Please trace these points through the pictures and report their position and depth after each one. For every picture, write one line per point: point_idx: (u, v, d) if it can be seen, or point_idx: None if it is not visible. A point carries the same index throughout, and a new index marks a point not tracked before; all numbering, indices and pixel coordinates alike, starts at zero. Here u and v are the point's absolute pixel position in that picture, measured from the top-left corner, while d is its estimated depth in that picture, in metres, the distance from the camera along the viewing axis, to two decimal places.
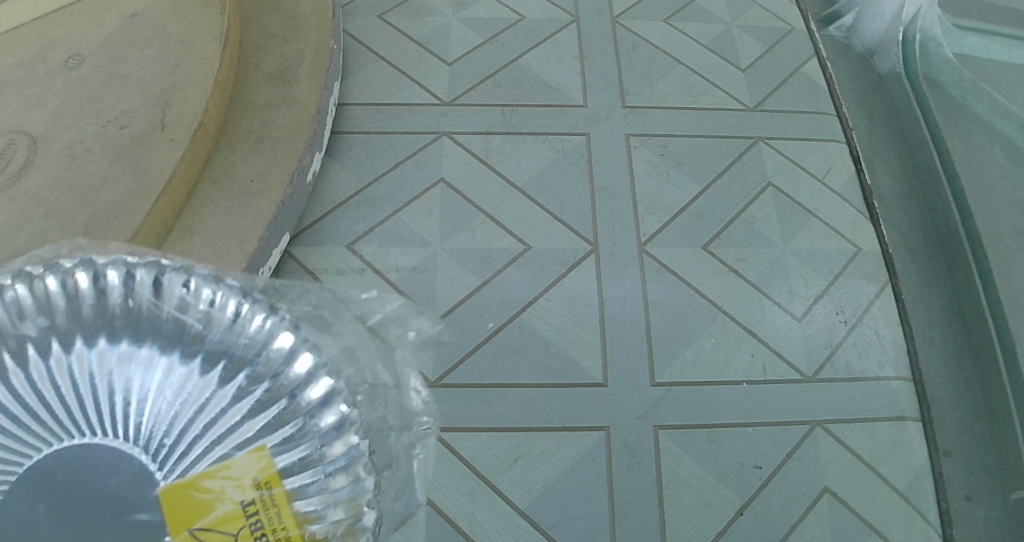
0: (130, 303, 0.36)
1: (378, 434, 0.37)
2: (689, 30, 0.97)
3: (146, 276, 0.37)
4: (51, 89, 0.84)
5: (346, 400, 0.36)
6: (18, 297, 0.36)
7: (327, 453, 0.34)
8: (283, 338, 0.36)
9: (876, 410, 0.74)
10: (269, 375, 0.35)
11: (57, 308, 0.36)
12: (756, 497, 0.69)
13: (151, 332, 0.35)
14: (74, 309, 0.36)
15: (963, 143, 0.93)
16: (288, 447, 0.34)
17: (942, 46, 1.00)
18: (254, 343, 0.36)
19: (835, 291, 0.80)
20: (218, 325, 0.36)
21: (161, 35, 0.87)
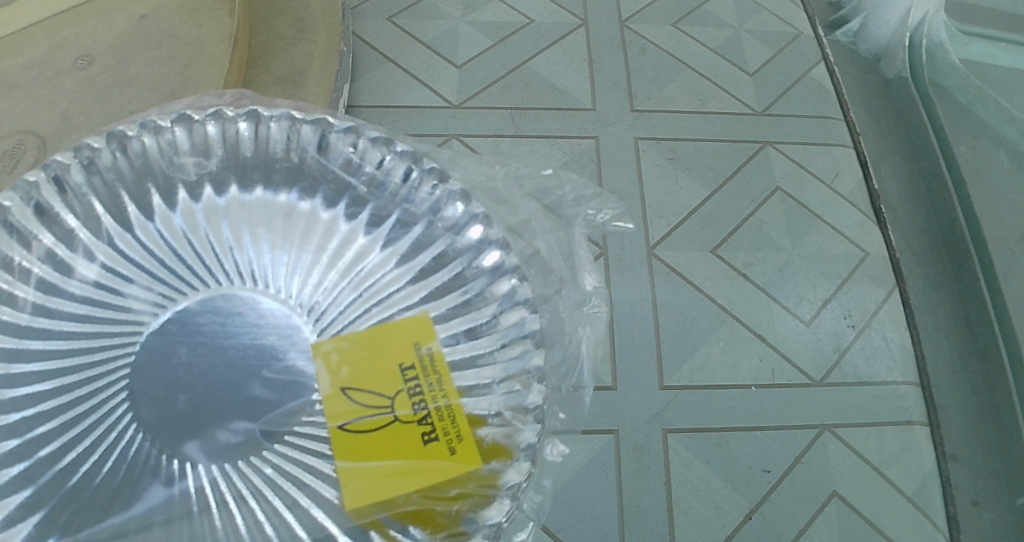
0: (297, 156, 0.46)
1: (550, 308, 0.45)
2: (697, 35, 0.97)
3: (319, 134, 0.47)
4: (60, 89, 0.84)
5: (514, 273, 0.44)
6: (209, 133, 0.46)
7: (501, 319, 0.42)
8: (456, 211, 0.45)
9: (884, 414, 0.74)
10: (441, 240, 0.45)
11: (220, 155, 0.46)
12: (765, 501, 0.69)
13: (325, 188, 0.46)
14: (251, 153, 0.46)
15: (969, 149, 0.94)
16: (457, 311, 0.43)
17: (948, 52, 1.00)
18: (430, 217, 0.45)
19: (843, 296, 0.80)
20: (388, 186, 0.46)
21: (171, 37, 0.88)
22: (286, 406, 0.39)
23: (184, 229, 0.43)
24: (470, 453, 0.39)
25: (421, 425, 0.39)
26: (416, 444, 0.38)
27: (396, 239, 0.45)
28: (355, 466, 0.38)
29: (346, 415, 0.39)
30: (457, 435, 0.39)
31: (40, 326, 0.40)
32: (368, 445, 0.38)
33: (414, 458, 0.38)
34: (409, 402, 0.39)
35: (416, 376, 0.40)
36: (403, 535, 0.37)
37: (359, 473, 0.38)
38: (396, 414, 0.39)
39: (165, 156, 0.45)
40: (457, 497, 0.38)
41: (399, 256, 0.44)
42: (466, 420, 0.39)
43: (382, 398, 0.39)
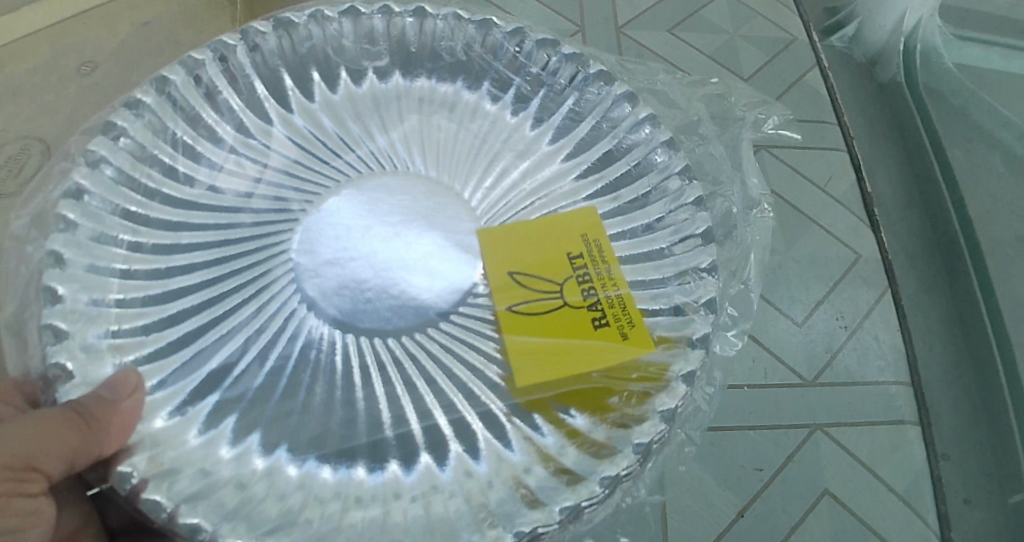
0: (471, 49, 0.77)
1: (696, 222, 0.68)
2: (693, 41, 0.98)
3: (495, 40, 0.76)
4: (65, 95, 0.86)
5: (692, 192, 0.69)
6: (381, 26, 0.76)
7: (675, 214, 0.69)
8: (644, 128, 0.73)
9: (875, 413, 0.75)
10: (611, 143, 0.74)
11: (389, 46, 0.77)
12: (756, 499, 0.70)
13: (500, 79, 0.77)
14: (419, 47, 0.77)
15: (964, 151, 0.95)
16: (630, 204, 0.71)
17: (943, 56, 1.01)
18: (620, 138, 0.73)
19: (835, 297, 0.81)
20: (552, 78, 0.76)
21: (173, 44, 0.92)
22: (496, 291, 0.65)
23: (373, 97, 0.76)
24: (636, 342, 0.61)
25: (592, 315, 0.62)
26: (584, 328, 0.61)
27: (569, 130, 0.75)
28: (533, 343, 0.61)
29: (541, 299, 0.63)
30: (623, 326, 0.62)
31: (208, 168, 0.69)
32: (543, 322, 0.62)
33: (581, 338, 0.61)
34: (585, 293, 0.63)
35: (586, 252, 0.66)
36: (568, 416, 0.59)
37: (543, 353, 0.61)
38: (576, 299, 0.63)
39: (330, 41, 0.75)
40: (634, 378, 0.60)
41: (572, 145, 0.74)
42: (633, 315, 0.62)
43: (562, 291, 0.63)
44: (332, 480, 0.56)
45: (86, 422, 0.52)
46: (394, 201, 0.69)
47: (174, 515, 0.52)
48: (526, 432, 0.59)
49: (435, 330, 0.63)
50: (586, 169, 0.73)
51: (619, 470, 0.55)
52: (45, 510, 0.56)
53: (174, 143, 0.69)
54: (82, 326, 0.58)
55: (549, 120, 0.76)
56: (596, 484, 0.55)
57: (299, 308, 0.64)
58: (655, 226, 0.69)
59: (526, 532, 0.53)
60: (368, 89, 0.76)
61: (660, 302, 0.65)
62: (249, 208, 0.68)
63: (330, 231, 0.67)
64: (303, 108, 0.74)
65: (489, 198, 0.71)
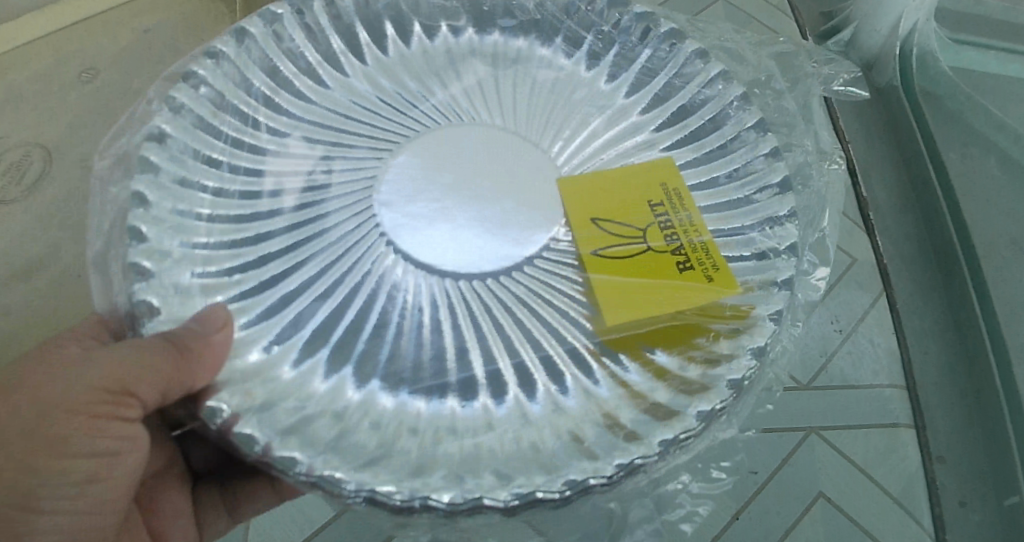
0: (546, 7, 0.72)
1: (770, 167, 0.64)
2: None
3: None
4: (65, 101, 0.88)
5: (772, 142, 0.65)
6: None
7: (751, 165, 0.65)
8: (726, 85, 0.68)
9: (868, 417, 0.76)
10: (691, 92, 0.69)
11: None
12: (751, 502, 0.71)
13: (569, 34, 0.72)
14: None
15: (960, 156, 0.95)
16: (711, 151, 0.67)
17: (939, 60, 1.00)
18: (698, 86, 0.69)
19: (830, 301, 0.82)
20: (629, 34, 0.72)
21: (173, 50, 0.93)
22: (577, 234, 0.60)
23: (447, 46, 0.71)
24: (727, 281, 0.57)
25: (678, 258, 0.58)
26: (669, 271, 0.58)
27: (648, 82, 0.70)
28: (613, 282, 0.57)
29: (626, 239, 0.59)
30: (711, 269, 0.58)
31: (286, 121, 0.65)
32: (628, 264, 0.58)
33: (672, 279, 0.57)
34: (673, 234, 0.60)
35: (666, 197, 0.62)
36: (654, 354, 0.56)
37: (629, 293, 0.57)
38: (663, 241, 0.59)
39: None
40: (725, 316, 0.56)
41: (651, 97, 0.70)
42: (720, 262, 0.59)
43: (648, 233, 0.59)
44: (424, 413, 0.53)
45: (178, 351, 0.48)
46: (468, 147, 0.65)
47: (267, 450, 0.48)
48: (607, 374, 0.55)
49: (517, 275, 0.59)
50: (663, 122, 0.69)
51: (714, 404, 0.52)
52: (138, 434, 0.54)
53: (254, 95, 0.64)
54: (165, 260, 0.55)
55: (623, 76, 0.71)
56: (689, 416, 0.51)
57: (379, 245, 0.59)
58: (736, 175, 0.65)
59: (626, 464, 0.49)
60: (440, 43, 0.71)
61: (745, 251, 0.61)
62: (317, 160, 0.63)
63: (407, 168, 0.63)
64: (377, 62, 0.69)
65: (569, 148, 0.66)
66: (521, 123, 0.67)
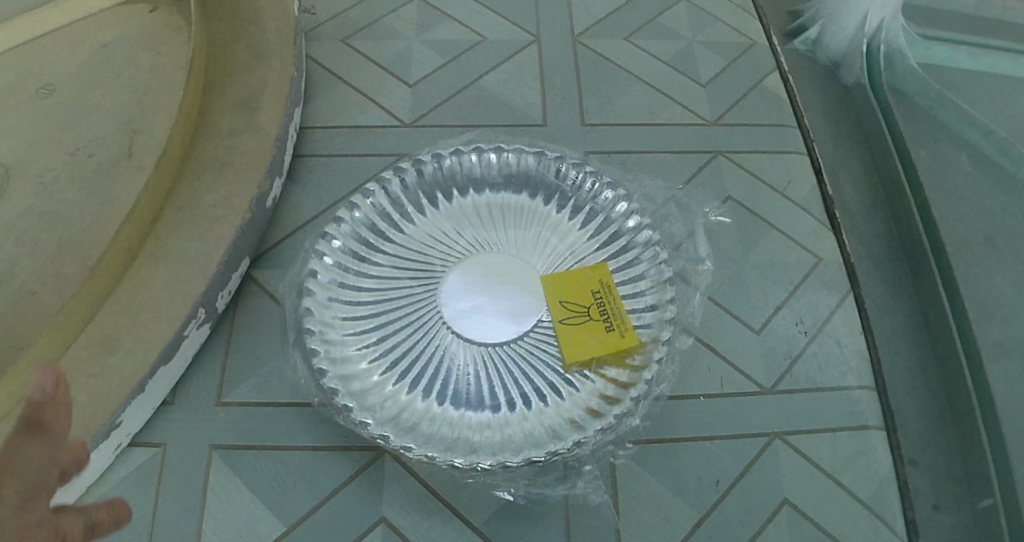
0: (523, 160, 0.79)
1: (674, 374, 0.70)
2: (651, 48, 0.97)
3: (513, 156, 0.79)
4: (22, 119, 0.87)
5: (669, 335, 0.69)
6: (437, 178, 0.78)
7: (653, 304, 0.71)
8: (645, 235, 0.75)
9: (836, 420, 0.74)
10: (624, 247, 0.75)
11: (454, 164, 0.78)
12: (713, 511, 0.68)
13: (536, 180, 0.79)
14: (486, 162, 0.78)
15: (929, 152, 0.94)
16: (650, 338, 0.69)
17: (907, 57, 1.00)
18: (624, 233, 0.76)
19: (795, 302, 0.78)
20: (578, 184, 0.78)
21: (130, 63, 0.91)
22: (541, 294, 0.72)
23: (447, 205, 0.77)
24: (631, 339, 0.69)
25: (602, 323, 0.70)
26: (595, 360, 0.69)
27: (590, 220, 0.77)
28: (571, 346, 0.69)
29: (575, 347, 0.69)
30: (622, 329, 0.70)
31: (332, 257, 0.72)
32: (575, 351, 0.69)
33: (603, 367, 0.68)
34: (607, 325, 0.70)
35: (595, 297, 0.72)
36: (589, 377, 0.68)
37: (569, 347, 0.69)
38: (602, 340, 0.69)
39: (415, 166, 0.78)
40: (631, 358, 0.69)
41: (581, 215, 0.77)
42: (627, 322, 0.70)
43: (585, 325, 0.70)
44: None
45: None
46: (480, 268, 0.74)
47: None
48: (559, 401, 0.67)
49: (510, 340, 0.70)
50: (605, 256, 0.75)
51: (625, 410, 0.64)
52: None
53: None
54: None
55: (578, 208, 0.78)
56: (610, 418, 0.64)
57: None
58: (643, 305, 0.72)
59: None
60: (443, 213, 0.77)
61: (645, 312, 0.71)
62: (368, 302, 0.71)
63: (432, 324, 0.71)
64: (395, 202, 0.76)
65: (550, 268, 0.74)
66: (509, 249, 0.75)
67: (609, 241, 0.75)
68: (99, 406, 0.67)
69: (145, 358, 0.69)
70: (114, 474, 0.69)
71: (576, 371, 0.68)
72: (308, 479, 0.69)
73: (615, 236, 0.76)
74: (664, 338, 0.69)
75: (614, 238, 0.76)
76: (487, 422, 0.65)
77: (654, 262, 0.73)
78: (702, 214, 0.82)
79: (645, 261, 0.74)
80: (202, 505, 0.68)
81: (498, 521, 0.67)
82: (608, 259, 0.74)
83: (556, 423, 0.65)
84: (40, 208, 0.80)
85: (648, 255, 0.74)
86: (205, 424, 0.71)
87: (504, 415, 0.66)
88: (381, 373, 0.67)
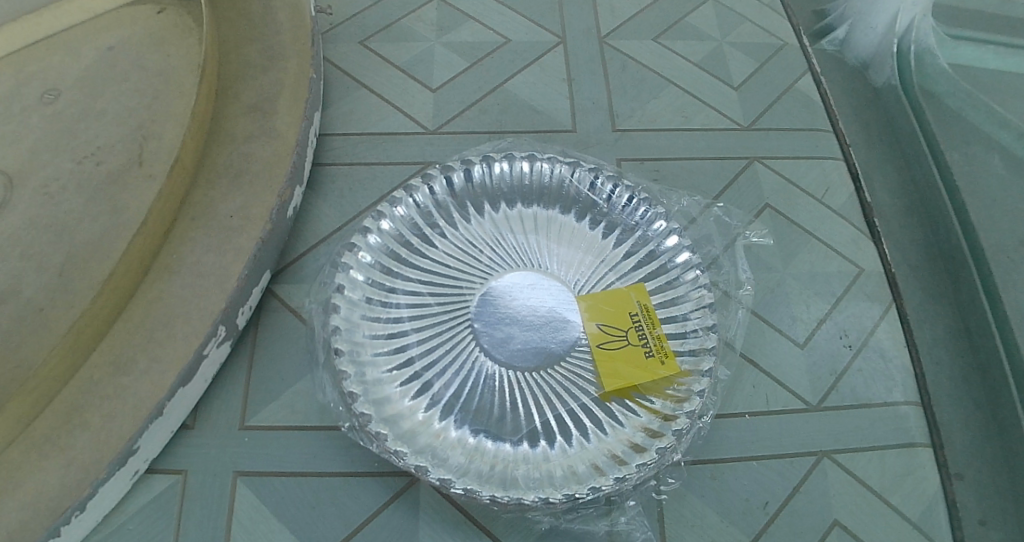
0: (555, 166, 0.76)
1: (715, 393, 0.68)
2: (679, 49, 0.95)
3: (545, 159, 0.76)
4: (27, 125, 0.82)
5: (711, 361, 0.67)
6: (469, 185, 0.75)
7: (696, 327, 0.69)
8: (684, 255, 0.72)
9: (884, 437, 0.71)
10: (664, 264, 0.72)
11: (485, 163, 0.76)
12: (762, 535, 0.66)
13: (568, 188, 0.76)
14: (520, 163, 0.76)
15: (963, 155, 0.90)
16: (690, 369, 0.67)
17: (937, 57, 0.97)
18: (667, 251, 0.73)
19: (838, 315, 0.77)
20: (614, 194, 0.76)
21: (138, 66, 0.87)
22: (571, 321, 0.69)
23: (485, 199, 0.75)
24: (674, 367, 0.67)
25: (642, 350, 0.67)
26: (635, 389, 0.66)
27: (626, 237, 0.74)
28: (607, 372, 0.66)
29: (616, 377, 0.66)
30: (664, 355, 0.67)
31: (367, 262, 0.70)
32: (616, 379, 0.66)
33: (644, 397, 0.66)
34: (648, 349, 0.67)
35: (633, 319, 0.69)
36: (629, 409, 0.65)
37: (607, 377, 0.66)
38: (646, 364, 0.66)
39: (445, 168, 0.75)
40: (673, 386, 0.66)
41: (618, 229, 0.74)
42: (667, 348, 0.67)
43: (625, 350, 0.67)
44: None
45: None
46: (514, 276, 0.71)
47: None
48: (600, 436, 0.64)
49: (550, 354, 0.67)
50: (642, 274, 0.72)
51: (667, 443, 0.62)
52: None
53: None
54: None
55: (612, 219, 0.75)
56: (655, 453, 0.61)
57: None
58: (685, 330, 0.69)
59: None
60: (473, 223, 0.74)
61: (687, 338, 0.68)
62: (410, 319, 0.69)
63: (476, 339, 0.68)
64: (432, 205, 0.74)
65: (581, 282, 0.71)
66: (531, 255, 0.73)
67: (644, 263, 0.73)
68: (116, 430, 0.63)
69: (164, 381, 0.65)
70: (134, 503, 0.66)
71: (615, 402, 0.66)
72: (339, 508, 0.66)
73: (655, 254, 0.73)
74: (706, 367, 0.66)
75: (649, 259, 0.73)
76: (525, 455, 0.63)
77: (693, 286, 0.71)
78: (744, 235, 0.79)
79: (690, 277, 0.71)
80: (227, 535, 0.64)
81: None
82: (646, 281, 0.72)
83: (597, 459, 0.62)
84: (47, 219, 0.76)
85: (687, 278, 0.71)
86: (229, 449, 0.68)
87: (542, 448, 0.63)
88: (413, 398, 0.65)
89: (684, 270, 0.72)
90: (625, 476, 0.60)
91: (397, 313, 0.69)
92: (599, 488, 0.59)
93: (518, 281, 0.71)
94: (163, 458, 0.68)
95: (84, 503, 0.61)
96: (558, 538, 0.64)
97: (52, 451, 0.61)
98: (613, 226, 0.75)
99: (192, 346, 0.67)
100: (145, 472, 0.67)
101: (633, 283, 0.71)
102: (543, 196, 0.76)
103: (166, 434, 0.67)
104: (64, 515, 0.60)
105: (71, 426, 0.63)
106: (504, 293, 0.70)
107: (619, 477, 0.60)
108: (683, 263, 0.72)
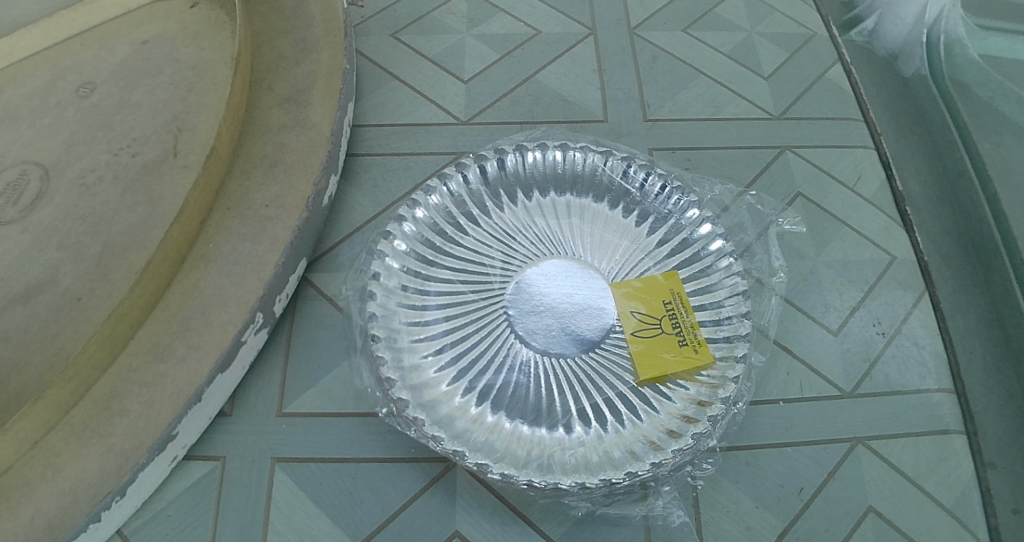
0: (588, 155, 0.76)
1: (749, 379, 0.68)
2: (709, 40, 0.95)
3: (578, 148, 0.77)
4: (62, 118, 0.84)
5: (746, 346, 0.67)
6: (502, 174, 0.76)
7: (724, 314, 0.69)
8: (716, 243, 0.73)
9: (918, 424, 0.71)
10: (698, 252, 0.73)
11: (518, 152, 0.76)
12: (797, 521, 0.66)
13: (601, 177, 0.76)
14: (554, 152, 0.76)
15: (994, 145, 0.90)
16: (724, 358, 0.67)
17: (967, 47, 0.97)
18: (702, 240, 0.73)
19: (871, 303, 0.77)
20: (647, 184, 0.76)
21: (172, 60, 0.88)
22: (605, 310, 0.69)
23: (519, 188, 0.76)
24: (706, 354, 0.67)
25: (675, 338, 0.67)
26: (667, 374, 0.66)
27: (660, 225, 0.74)
28: (642, 359, 0.67)
29: (648, 364, 0.66)
30: (697, 343, 0.67)
31: (401, 251, 0.70)
32: (649, 364, 0.66)
33: (676, 381, 0.66)
34: (680, 337, 0.67)
35: (667, 310, 0.69)
36: (662, 395, 0.65)
37: (642, 363, 0.66)
38: (677, 351, 0.67)
39: (479, 157, 0.76)
40: (704, 370, 0.66)
41: (651, 218, 0.75)
42: (700, 336, 0.68)
43: (657, 337, 0.68)
44: None
45: None
46: (546, 263, 0.72)
47: None
48: (635, 422, 0.64)
49: (588, 343, 0.68)
50: (675, 261, 0.72)
51: (700, 429, 0.62)
52: None
53: None
54: None
55: (646, 207, 0.75)
56: (690, 438, 0.61)
57: None
58: (718, 316, 0.69)
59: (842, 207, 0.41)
60: (508, 212, 0.75)
61: (721, 325, 0.69)
62: (444, 306, 0.69)
63: (511, 327, 0.68)
64: (465, 193, 0.75)
65: (613, 269, 0.72)
66: (565, 244, 0.73)
67: (677, 251, 0.73)
68: (155, 415, 0.64)
69: (202, 368, 0.66)
70: (174, 488, 0.67)
71: (648, 388, 0.66)
72: (376, 492, 0.67)
73: (689, 241, 0.73)
74: (740, 354, 0.67)
75: (682, 247, 0.73)
76: (562, 441, 0.63)
77: (726, 273, 0.71)
78: (777, 223, 0.78)
79: (723, 263, 0.71)
80: (266, 520, 0.65)
81: (575, 534, 0.65)
82: (679, 269, 0.72)
83: (633, 445, 0.62)
84: (83, 210, 0.77)
85: (720, 266, 0.71)
86: (266, 435, 0.69)
87: (578, 433, 0.63)
88: (449, 383, 0.65)
89: (716, 257, 0.72)
90: (661, 461, 0.60)
91: (432, 301, 0.69)
92: (636, 473, 0.60)
93: (553, 269, 0.71)
94: (201, 445, 0.68)
95: (124, 489, 0.62)
96: (595, 523, 0.65)
97: (89, 439, 0.62)
98: (647, 214, 0.75)
99: (230, 334, 0.67)
100: (185, 458, 0.67)
101: (666, 270, 0.72)
102: (576, 185, 0.76)
103: (205, 421, 0.68)
104: (104, 500, 0.60)
105: (110, 412, 0.63)
106: (538, 281, 0.71)
107: (655, 461, 0.60)
108: (716, 251, 0.72)
